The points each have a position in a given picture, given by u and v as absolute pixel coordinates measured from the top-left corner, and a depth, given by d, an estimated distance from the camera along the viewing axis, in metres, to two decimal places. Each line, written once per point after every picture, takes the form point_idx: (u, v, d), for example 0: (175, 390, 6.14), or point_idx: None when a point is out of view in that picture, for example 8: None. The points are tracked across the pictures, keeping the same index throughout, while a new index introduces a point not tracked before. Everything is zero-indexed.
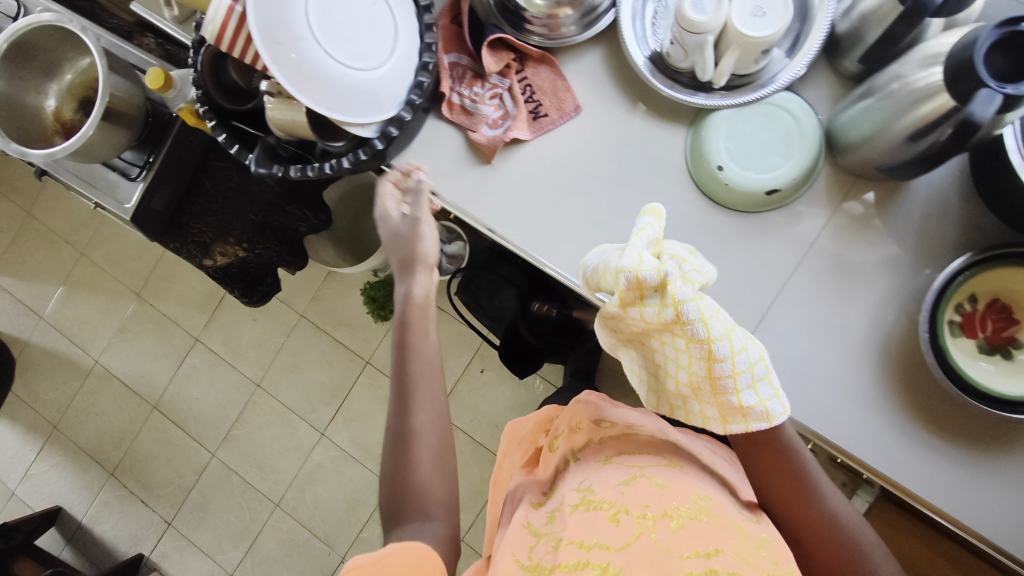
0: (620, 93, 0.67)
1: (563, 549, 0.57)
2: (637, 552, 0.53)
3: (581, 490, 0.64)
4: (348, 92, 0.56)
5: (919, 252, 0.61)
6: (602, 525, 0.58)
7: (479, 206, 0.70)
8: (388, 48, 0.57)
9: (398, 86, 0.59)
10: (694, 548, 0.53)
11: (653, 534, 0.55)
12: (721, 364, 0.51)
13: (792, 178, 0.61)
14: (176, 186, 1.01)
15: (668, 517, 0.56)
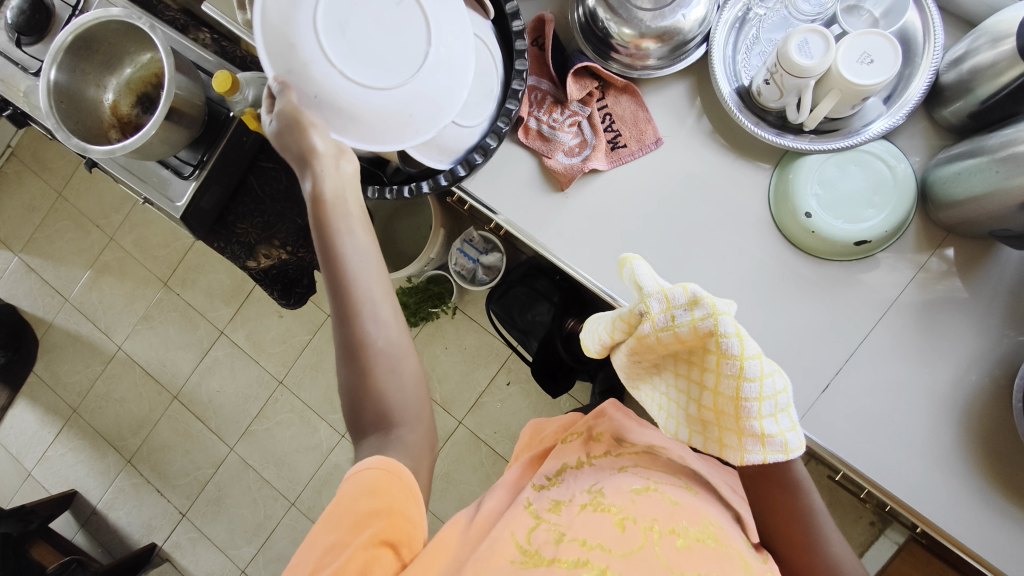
0: (703, 128, 0.66)
1: (561, 545, 0.60)
2: (640, 559, 0.56)
3: (593, 493, 0.68)
4: (393, 122, 0.54)
5: (1008, 313, 0.59)
6: (607, 528, 0.61)
7: (550, 234, 0.68)
8: (417, 59, 0.52)
9: (434, 97, 0.54)
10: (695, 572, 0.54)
11: (659, 547, 0.57)
12: (747, 392, 0.51)
13: (884, 230, 0.59)
14: (225, 186, 1.01)
15: (675, 536, 0.58)
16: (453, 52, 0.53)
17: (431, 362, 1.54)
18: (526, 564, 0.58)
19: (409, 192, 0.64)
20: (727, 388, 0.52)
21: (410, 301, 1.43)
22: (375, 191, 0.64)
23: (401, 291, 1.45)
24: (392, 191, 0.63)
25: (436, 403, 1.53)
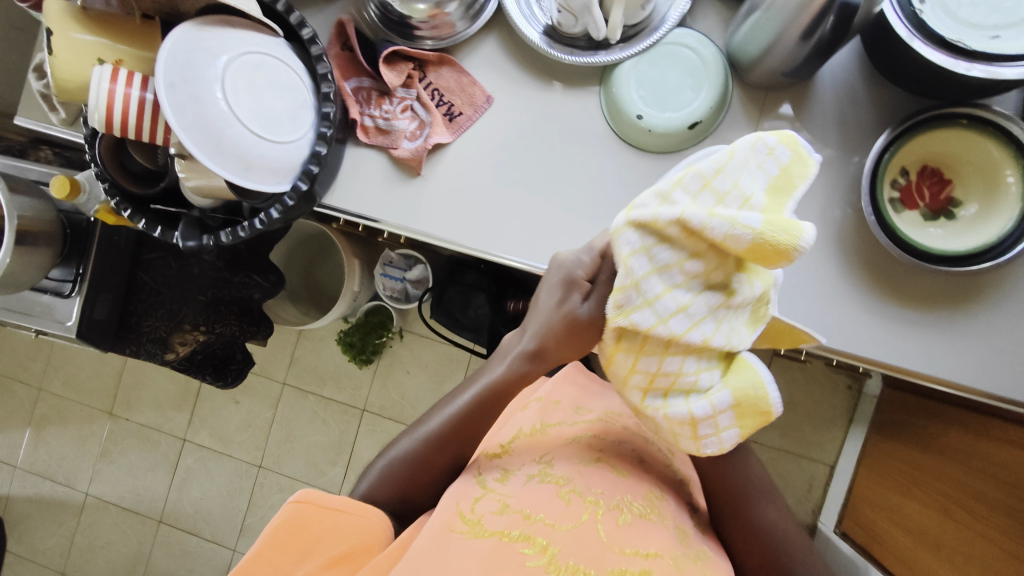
0: (524, 72, 0.67)
1: (504, 517, 0.62)
2: (584, 537, 0.61)
3: (541, 462, 0.70)
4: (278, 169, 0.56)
5: (845, 142, 0.62)
6: (551, 500, 0.64)
7: (422, 218, 0.69)
8: (231, 122, 0.52)
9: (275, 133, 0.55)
10: (634, 545, 0.61)
11: (600, 522, 0.62)
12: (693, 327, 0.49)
13: (710, 107, 0.62)
14: (116, 291, 0.98)
15: (616, 511, 0.64)
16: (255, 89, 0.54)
17: (398, 392, 1.52)
18: (469, 535, 0.61)
19: (261, 224, 0.59)
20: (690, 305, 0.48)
21: (355, 339, 1.42)
22: (228, 235, 0.60)
23: (343, 333, 1.45)
24: (244, 229, 0.59)
25: None
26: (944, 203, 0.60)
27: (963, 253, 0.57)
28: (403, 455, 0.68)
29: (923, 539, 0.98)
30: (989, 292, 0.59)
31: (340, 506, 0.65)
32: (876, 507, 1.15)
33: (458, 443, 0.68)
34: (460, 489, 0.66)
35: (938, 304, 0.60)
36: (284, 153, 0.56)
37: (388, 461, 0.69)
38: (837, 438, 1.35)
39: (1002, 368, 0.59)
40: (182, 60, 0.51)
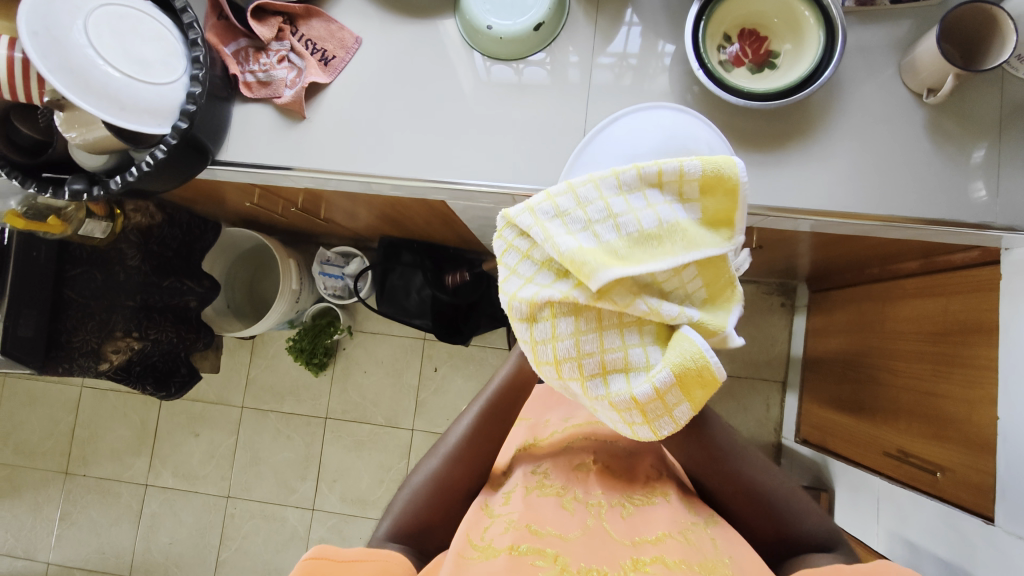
0: (386, 12, 0.74)
1: (513, 533, 0.63)
2: (592, 537, 0.66)
3: (536, 475, 0.72)
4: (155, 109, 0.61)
5: (672, 24, 0.71)
6: (554, 511, 0.67)
7: (314, 157, 0.74)
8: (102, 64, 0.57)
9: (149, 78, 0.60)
10: (642, 534, 0.66)
11: (604, 521, 0.67)
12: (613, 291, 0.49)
13: (548, 8, 0.69)
14: (41, 309, 0.97)
15: (618, 507, 0.70)
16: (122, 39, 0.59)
17: (358, 393, 1.52)
18: (484, 558, 0.61)
19: (148, 166, 0.64)
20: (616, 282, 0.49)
21: (305, 344, 1.43)
22: (118, 181, 0.64)
23: (293, 341, 1.45)
24: (133, 173, 0.64)
25: (383, 425, 1.50)
26: (765, 56, 0.68)
27: (781, 90, 0.65)
28: (427, 475, 0.71)
29: (863, 414, 1.02)
30: (814, 127, 0.67)
31: (357, 557, 0.61)
32: (824, 403, 1.19)
33: (480, 452, 0.73)
34: (470, 519, 0.66)
35: (779, 143, 0.68)
36: (159, 94, 0.61)
37: (410, 488, 0.71)
38: (783, 355, 1.38)
39: (843, 187, 0.67)
40: (40, 10, 0.54)
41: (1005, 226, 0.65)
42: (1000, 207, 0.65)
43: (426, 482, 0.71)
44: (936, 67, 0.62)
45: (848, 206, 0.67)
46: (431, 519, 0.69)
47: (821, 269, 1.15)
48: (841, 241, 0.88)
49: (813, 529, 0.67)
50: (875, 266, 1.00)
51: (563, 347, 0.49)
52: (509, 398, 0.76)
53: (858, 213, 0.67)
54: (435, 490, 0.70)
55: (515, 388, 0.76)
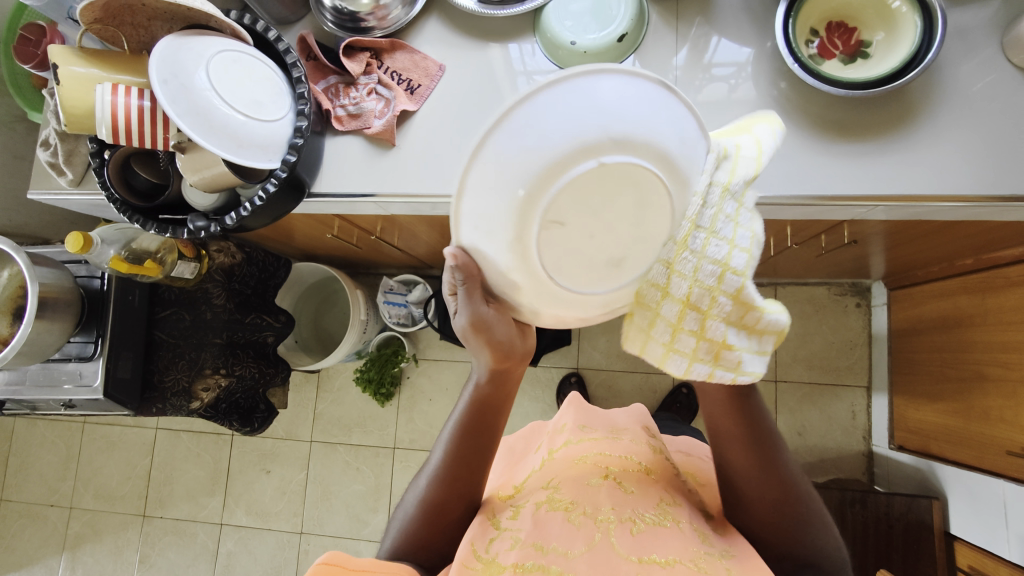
0: (467, 38, 0.77)
1: (519, 551, 0.59)
2: (598, 554, 0.58)
3: (548, 490, 0.68)
4: (267, 145, 0.64)
5: (754, 23, 0.71)
6: (561, 527, 0.62)
7: (408, 181, 0.76)
8: (225, 108, 0.60)
9: (263, 117, 0.63)
10: (652, 554, 0.58)
11: (612, 536, 0.60)
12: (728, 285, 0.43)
13: (631, 19, 0.70)
14: (136, 351, 1.01)
15: (629, 522, 0.61)
16: (237, 82, 0.62)
17: (425, 421, 1.51)
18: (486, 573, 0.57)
19: (260, 200, 0.66)
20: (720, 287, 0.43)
21: (372, 374, 1.44)
22: (232, 218, 0.66)
23: (360, 371, 1.47)
24: (246, 208, 0.66)
25: None
26: (856, 46, 0.67)
27: (882, 77, 0.63)
28: (415, 499, 0.63)
29: (972, 413, 0.96)
30: (916, 111, 0.66)
31: (369, 568, 0.53)
32: (921, 405, 1.12)
33: (465, 476, 0.64)
34: (475, 529, 0.63)
35: (878, 131, 0.66)
36: (269, 131, 0.64)
37: (401, 514, 0.63)
38: (864, 357, 1.32)
39: (952, 169, 0.65)
40: (169, 61, 0.57)
41: None
42: None
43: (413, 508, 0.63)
44: None
45: (963, 188, 0.64)
46: (425, 544, 0.62)
47: (901, 264, 1.11)
48: (935, 230, 0.85)
49: (825, 539, 0.59)
50: (968, 256, 0.96)
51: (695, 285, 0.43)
52: (478, 425, 0.64)
53: (974, 195, 0.64)
54: (424, 515, 0.62)
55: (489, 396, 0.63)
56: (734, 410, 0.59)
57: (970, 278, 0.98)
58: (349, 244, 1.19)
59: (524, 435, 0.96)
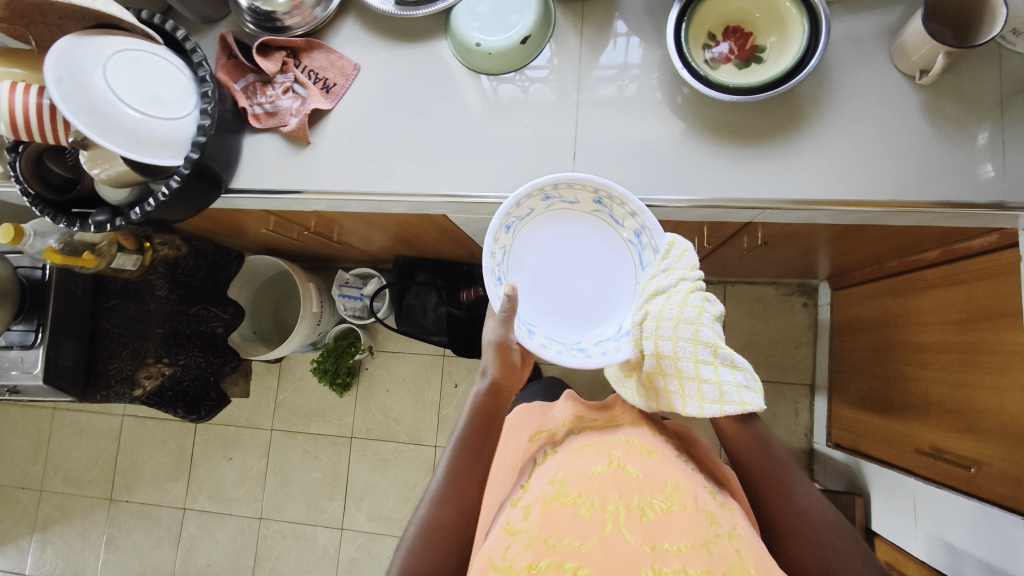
0: (381, 37, 0.78)
1: (532, 549, 0.57)
2: (612, 545, 0.57)
3: (553, 483, 0.64)
4: (168, 142, 0.66)
5: (656, 27, 0.72)
6: (572, 520, 0.59)
7: (320, 178, 0.77)
8: (122, 105, 0.62)
9: (163, 115, 0.65)
10: (664, 541, 0.57)
11: (624, 526, 0.58)
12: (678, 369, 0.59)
13: (534, 22, 0.71)
14: (80, 340, 1.03)
15: (638, 509, 0.59)
16: (137, 79, 0.64)
17: (382, 412, 1.54)
18: None
19: (164, 196, 0.68)
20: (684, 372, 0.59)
21: (328, 364, 1.46)
22: (135, 213, 0.69)
23: (317, 363, 1.49)
24: (150, 204, 0.68)
25: (406, 443, 1.52)
26: (751, 51, 0.68)
27: (770, 81, 0.64)
28: (421, 524, 0.62)
29: (893, 412, 0.97)
30: (806, 115, 0.67)
31: None
32: (854, 405, 1.13)
33: (468, 489, 0.64)
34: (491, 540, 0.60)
35: (769, 136, 0.68)
36: (170, 127, 0.66)
37: (405, 542, 0.61)
38: (809, 356, 1.34)
39: (833, 173, 0.66)
40: (66, 58, 0.59)
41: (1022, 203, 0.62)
42: (1009, 185, 0.62)
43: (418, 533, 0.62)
44: (923, 42, 0.61)
45: (848, 194, 0.66)
46: (425, 573, 0.60)
47: (839, 265, 1.12)
48: (849, 233, 0.86)
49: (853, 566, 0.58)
50: (893, 258, 0.97)
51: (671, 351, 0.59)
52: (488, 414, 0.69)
53: (859, 200, 0.65)
54: (428, 538, 0.61)
55: (486, 405, 0.69)
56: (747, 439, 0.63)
57: (895, 280, 0.99)
58: (296, 238, 1.22)
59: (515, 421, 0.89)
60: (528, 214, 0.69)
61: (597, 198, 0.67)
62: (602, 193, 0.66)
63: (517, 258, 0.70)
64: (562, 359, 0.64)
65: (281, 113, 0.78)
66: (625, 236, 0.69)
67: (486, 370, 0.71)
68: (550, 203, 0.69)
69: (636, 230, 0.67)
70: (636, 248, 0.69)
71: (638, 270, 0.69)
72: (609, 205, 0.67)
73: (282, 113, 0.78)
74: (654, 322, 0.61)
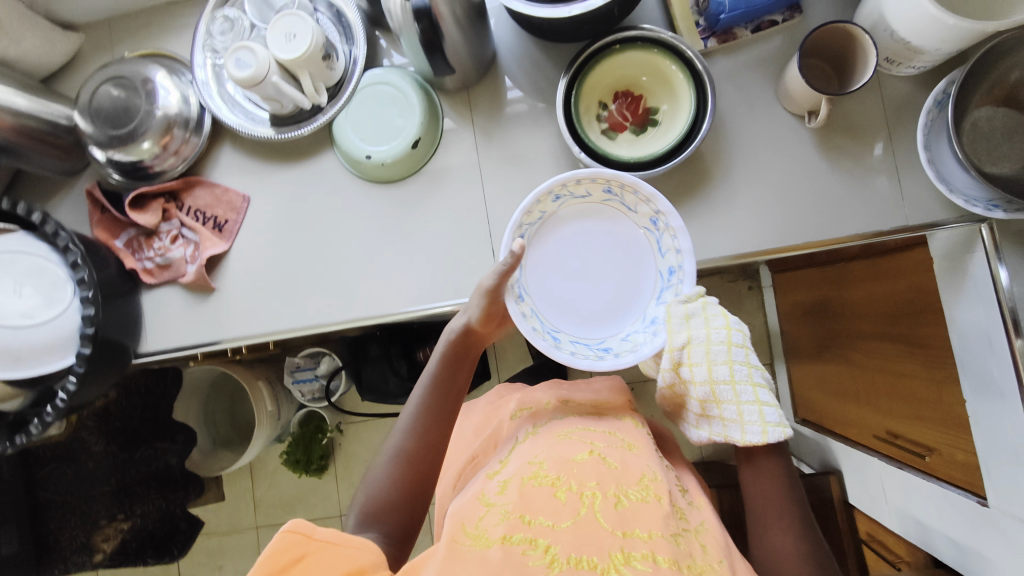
0: (265, 161, 0.73)
1: (506, 523, 0.55)
2: (585, 530, 0.54)
3: (533, 462, 0.61)
4: (48, 348, 0.61)
5: (547, 103, 0.70)
6: (546, 500, 0.57)
7: (233, 324, 0.73)
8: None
9: (33, 322, 0.60)
10: (634, 527, 0.54)
11: (597, 509, 0.56)
12: (720, 393, 0.57)
13: (421, 124, 0.68)
14: (20, 519, 0.99)
15: (613, 497, 0.57)
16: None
17: None
18: (475, 546, 0.53)
19: (63, 402, 0.61)
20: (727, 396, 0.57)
21: (299, 453, 1.41)
22: (36, 425, 0.62)
23: (287, 453, 1.44)
24: (48, 413, 0.61)
25: None
26: (644, 114, 0.67)
27: (668, 149, 0.63)
28: (389, 455, 0.61)
29: (847, 395, 1.02)
30: (710, 172, 0.67)
31: (334, 539, 0.50)
32: (813, 384, 1.18)
33: (437, 436, 0.63)
34: (465, 507, 0.59)
35: (679, 198, 0.67)
36: (47, 332, 0.61)
37: (372, 473, 0.61)
38: (765, 337, 1.38)
39: (747, 224, 0.66)
40: None
41: (924, 223, 0.64)
42: (908, 207, 0.64)
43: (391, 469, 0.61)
44: (806, 92, 0.62)
45: (765, 241, 0.66)
46: (385, 501, 0.59)
47: None
48: None
49: None
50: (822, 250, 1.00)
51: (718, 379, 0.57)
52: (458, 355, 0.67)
53: (776, 246, 0.66)
54: (394, 468, 0.60)
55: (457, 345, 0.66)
56: (773, 479, 0.61)
57: (827, 269, 1.03)
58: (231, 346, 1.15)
59: (491, 395, 0.84)
60: (541, 218, 0.64)
61: (654, 216, 0.62)
62: (658, 215, 0.62)
63: (537, 264, 0.65)
64: (577, 360, 0.59)
65: (175, 262, 0.72)
66: (656, 266, 0.64)
67: (467, 312, 0.66)
68: (613, 201, 0.64)
69: (669, 267, 0.63)
70: (660, 283, 0.64)
71: (650, 307, 0.64)
72: (662, 233, 0.63)
73: (175, 262, 0.72)
74: (686, 353, 0.58)
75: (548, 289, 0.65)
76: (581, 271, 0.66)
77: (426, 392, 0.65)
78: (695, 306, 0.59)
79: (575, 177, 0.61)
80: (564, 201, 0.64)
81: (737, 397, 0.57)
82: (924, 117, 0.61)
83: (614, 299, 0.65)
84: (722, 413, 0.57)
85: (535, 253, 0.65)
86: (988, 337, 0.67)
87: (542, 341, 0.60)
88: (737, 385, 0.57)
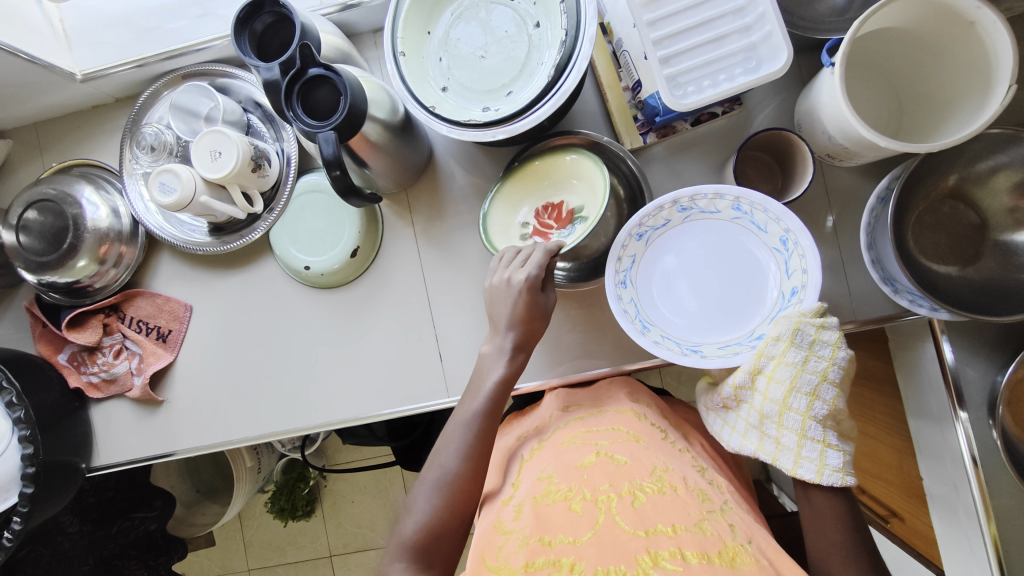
0: (206, 270, 0.72)
1: (526, 550, 0.47)
2: (605, 538, 0.47)
3: (546, 476, 0.53)
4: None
5: (487, 202, 0.68)
6: (565, 517, 0.49)
7: (182, 434, 0.72)
8: None
9: None
10: (656, 523, 0.47)
11: (617, 516, 0.48)
12: (788, 420, 0.51)
13: (359, 233, 0.67)
14: None
15: (629, 494, 0.49)
16: None
17: (353, 523, 1.49)
18: None
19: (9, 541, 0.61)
20: (794, 427, 0.51)
21: (283, 501, 1.41)
22: None
23: (272, 501, 1.43)
24: None
25: None
26: (568, 217, 0.61)
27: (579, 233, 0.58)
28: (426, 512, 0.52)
29: None
30: None
31: None
32: None
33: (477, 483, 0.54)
34: (483, 540, 0.51)
35: None
36: None
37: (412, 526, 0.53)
38: None
39: None
40: None
41: (873, 317, 0.62)
42: (857, 302, 0.63)
43: (433, 490, 0.53)
44: None
45: None
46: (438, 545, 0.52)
47: None
48: None
49: None
50: None
51: (793, 408, 0.51)
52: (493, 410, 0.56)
53: None
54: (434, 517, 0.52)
55: (494, 390, 0.56)
56: (830, 518, 0.51)
57: None
58: None
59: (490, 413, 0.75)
60: (665, 225, 0.60)
61: (785, 236, 0.56)
62: (789, 234, 0.55)
63: (652, 264, 0.61)
64: (671, 355, 0.56)
65: (120, 377, 0.71)
66: (779, 287, 0.57)
67: (505, 351, 0.58)
68: (742, 220, 0.59)
69: (791, 288, 0.56)
70: (779, 304, 0.57)
71: (760, 325, 0.58)
72: (791, 254, 0.56)
73: (121, 378, 0.71)
74: (771, 365, 0.53)
75: (651, 293, 0.61)
76: (697, 283, 0.60)
77: (454, 448, 0.55)
78: (806, 324, 0.51)
79: (702, 189, 0.57)
80: (687, 215, 0.60)
81: (803, 430, 0.51)
82: (868, 214, 0.59)
83: (724, 316, 0.59)
84: (778, 439, 0.52)
85: (652, 254, 0.61)
86: (940, 421, 0.66)
87: (629, 325, 0.57)
88: (810, 419, 0.51)
